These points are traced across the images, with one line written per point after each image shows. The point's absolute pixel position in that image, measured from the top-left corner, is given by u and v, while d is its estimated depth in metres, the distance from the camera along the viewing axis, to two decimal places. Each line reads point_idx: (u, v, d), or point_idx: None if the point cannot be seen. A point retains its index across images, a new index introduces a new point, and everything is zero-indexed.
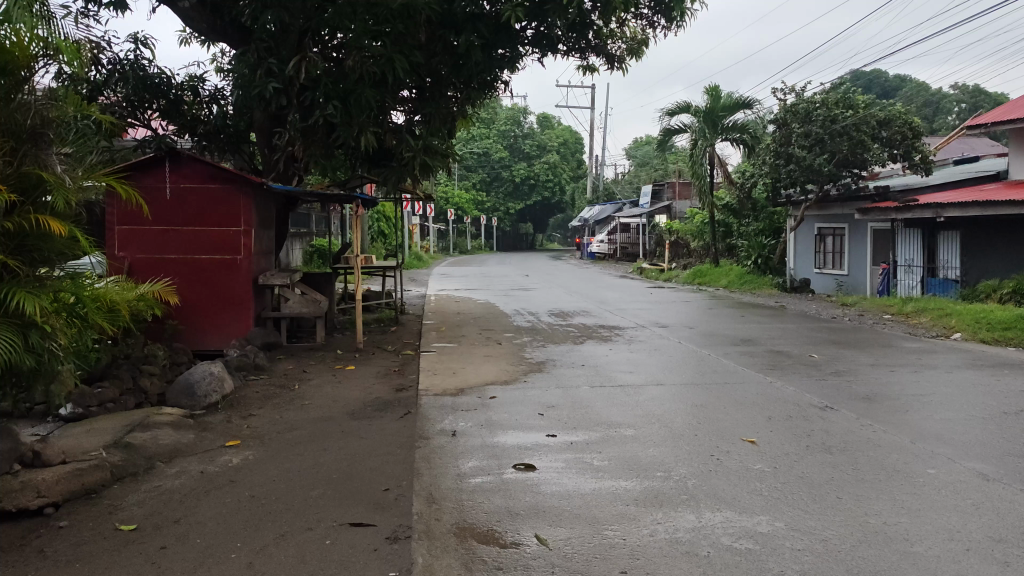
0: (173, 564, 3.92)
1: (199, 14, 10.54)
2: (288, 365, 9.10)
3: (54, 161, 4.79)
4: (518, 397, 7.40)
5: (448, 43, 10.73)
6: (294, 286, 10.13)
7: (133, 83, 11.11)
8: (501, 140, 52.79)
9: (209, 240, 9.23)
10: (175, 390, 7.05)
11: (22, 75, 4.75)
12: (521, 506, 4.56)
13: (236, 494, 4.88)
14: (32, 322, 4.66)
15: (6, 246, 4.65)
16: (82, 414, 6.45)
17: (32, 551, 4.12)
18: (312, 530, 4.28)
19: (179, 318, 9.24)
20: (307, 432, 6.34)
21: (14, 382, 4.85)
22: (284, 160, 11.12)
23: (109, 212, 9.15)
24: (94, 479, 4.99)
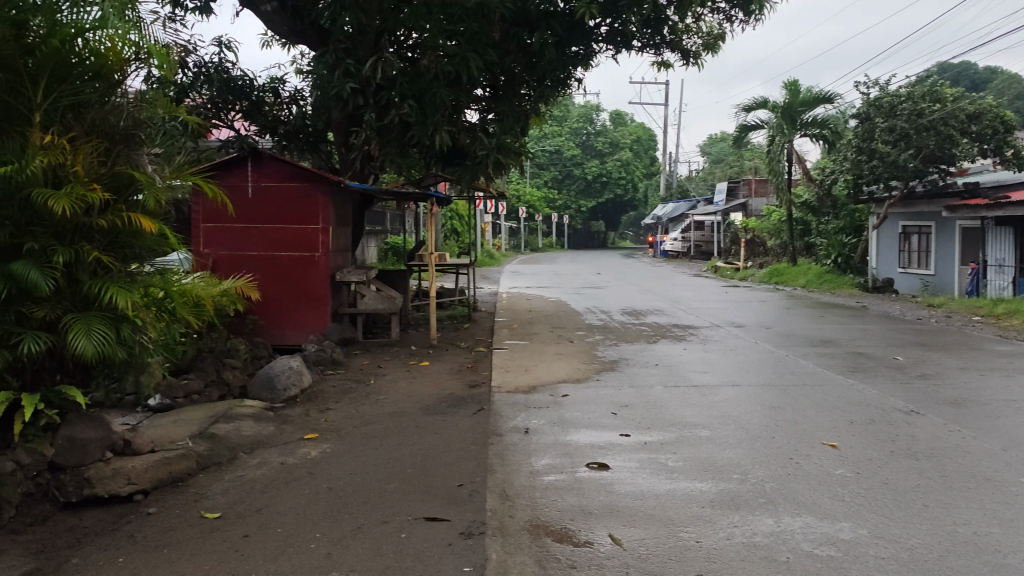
0: (254, 552, 4.03)
1: (280, 17, 10.82)
2: (364, 361, 9.26)
3: (145, 162, 5.00)
4: (591, 396, 7.37)
5: (522, 41, 10.77)
6: (370, 283, 10.30)
7: (218, 85, 11.55)
8: (573, 138, 52.75)
9: (288, 237, 9.46)
10: (256, 383, 7.24)
11: (115, 79, 4.95)
12: (594, 505, 4.53)
13: (314, 486, 5.00)
14: (124, 316, 4.88)
15: (100, 243, 4.86)
16: (169, 405, 6.68)
17: (123, 536, 4.30)
18: (388, 523, 4.34)
19: (259, 313, 9.50)
20: (383, 427, 6.44)
21: (106, 374, 5.07)
22: (361, 159, 11.31)
23: (195, 210, 9.46)
24: (181, 468, 5.18)
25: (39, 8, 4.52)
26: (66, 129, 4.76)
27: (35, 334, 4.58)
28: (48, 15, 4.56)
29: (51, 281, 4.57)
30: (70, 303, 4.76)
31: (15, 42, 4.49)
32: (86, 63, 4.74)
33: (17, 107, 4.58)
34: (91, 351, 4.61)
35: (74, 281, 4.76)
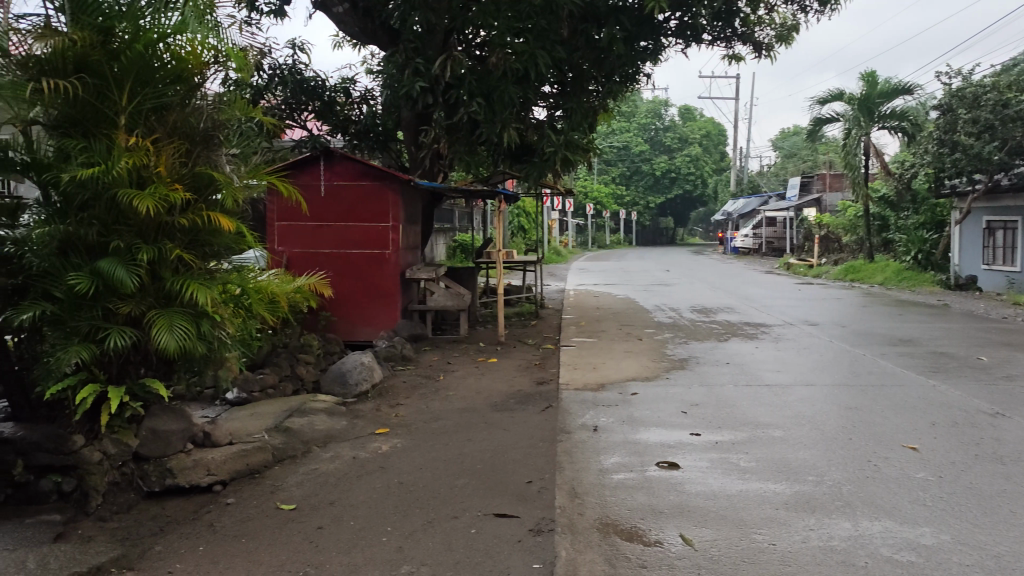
0: (328, 543, 4.12)
1: (352, 18, 10.98)
2: (433, 357, 9.35)
3: (223, 162, 5.14)
4: (660, 394, 7.29)
5: (590, 37, 10.72)
6: (439, 280, 10.38)
7: (292, 86, 11.77)
8: (642, 133, 52.24)
9: (359, 235, 9.61)
10: (329, 378, 7.40)
11: (195, 82, 5.10)
12: (664, 505, 4.49)
13: (386, 480, 5.08)
14: (204, 312, 5.03)
15: (182, 241, 5.03)
16: (245, 398, 6.87)
17: (204, 525, 4.44)
18: (458, 519, 4.38)
19: (331, 309, 9.69)
20: (452, 422, 6.49)
21: (187, 367, 5.24)
22: (430, 157, 11.42)
23: (270, 208, 9.70)
24: (258, 460, 5.33)
25: (125, 15, 4.75)
26: (150, 131, 4.94)
27: (121, 329, 4.80)
28: (132, 21, 4.77)
29: (135, 278, 4.74)
30: (153, 299, 4.92)
31: (101, 48, 4.70)
32: (167, 67, 4.90)
33: (103, 110, 4.77)
34: (173, 346, 4.77)
35: (157, 278, 4.91)
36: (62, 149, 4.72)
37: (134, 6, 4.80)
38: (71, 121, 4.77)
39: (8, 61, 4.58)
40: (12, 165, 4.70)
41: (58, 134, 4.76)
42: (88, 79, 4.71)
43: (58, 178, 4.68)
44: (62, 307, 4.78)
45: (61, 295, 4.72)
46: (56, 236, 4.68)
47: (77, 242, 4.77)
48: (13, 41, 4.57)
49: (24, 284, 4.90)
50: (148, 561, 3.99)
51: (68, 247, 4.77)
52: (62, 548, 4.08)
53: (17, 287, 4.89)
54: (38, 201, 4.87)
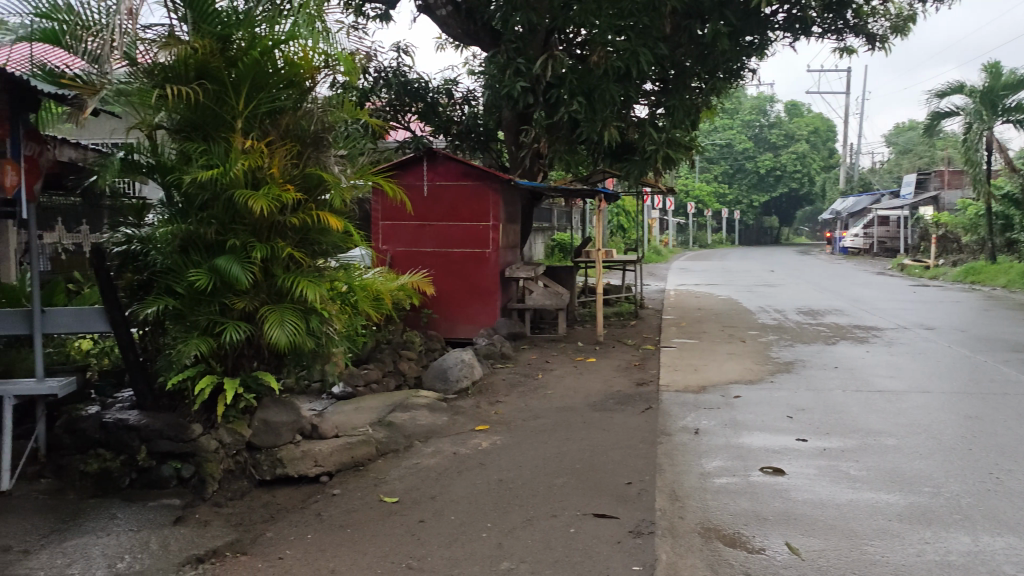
0: (430, 537, 4.20)
1: (455, 20, 11.13)
2: (532, 355, 9.39)
3: (332, 163, 5.28)
4: (765, 398, 7.11)
5: (693, 33, 10.55)
6: (538, 279, 10.41)
7: (396, 88, 12.03)
8: (745, 130, 51.01)
9: (461, 234, 9.74)
10: (430, 374, 7.55)
11: (306, 86, 5.27)
12: (769, 511, 4.38)
13: (486, 476, 5.13)
14: (313, 308, 5.20)
15: (293, 239, 5.22)
16: (351, 393, 7.04)
17: (311, 514, 4.61)
18: (557, 517, 4.39)
19: (433, 307, 9.86)
20: (551, 421, 6.50)
21: (297, 362, 5.43)
22: (530, 158, 11.48)
23: (375, 208, 9.95)
24: (363, 453, 5.49)
25: (242, 23, 5.00)
26: (264, 134, 5.15)
27: (236, 324, 5.01)
28: (249, 30, 5.01)
29: (250, 275, 4.95)
30: (266, 295, 5.13)
31: (220, 56, 4.94)
32: (280, 73, 5.08)
33: (222, 115, 5.00)
34: (284, 340, 4.95)
35: (270, 276, 5.12)
36: (184, 152, 4.99)
37: (250, 14, 5.03)
38: (193, 125, 5.04)
39: (136, 70, 4.94)
40: (140, 167, 5.06)
41: (181, 138, 5.04)
42: (208, 85, 4.93)
43: (181, 179, 4.94)
44: (183, 302, 5.05)
45: (182, 291, 4.99)
46: (179, 235, 4.95)
47: (197, 241, 5.02)
48: (141, 51, 4.91)
49: (148, 281, 5.33)
50: (260, 547, 4.16)
51: (189, 246, 5.03)
52: (181, 531, 4.30)
53: (143, 283, 5.32)
54: (162, 201, 5.23)
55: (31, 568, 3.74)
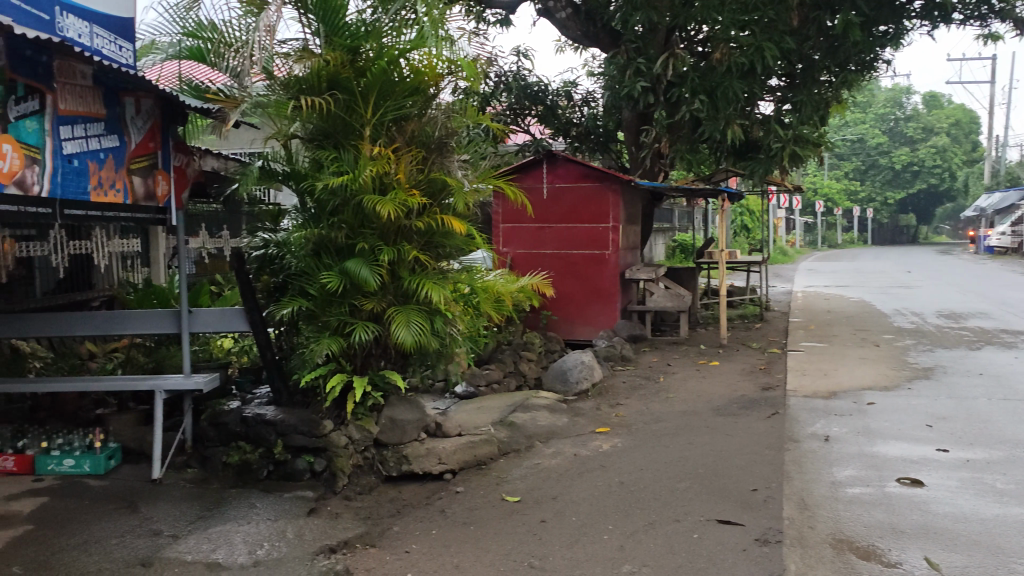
0: (552, 537, 4.23)
1: (574, 23, 11.16)
2: (653, 358, 9.29)
3: (455, 167, 5.39)
4: (901, 405, 6.77)
5: (822, 24, 10.13)
6: (659, 280, 10.29)
7: (516, 92, 12.15)
8: (879, 124, 48.67)
9: (581, 236, 9.75)
10: (551, 375, 7.61)
11: (430, 93, 5.41)
12: (906, 524, 4.17)
13: (607, 479, 5.12)
14: (437, 309, 5.33)
15: (418, 242, 5.37)
16: (473, 392, 7.17)
17: (436, 511, 4.73)
18: (680, 522, 4.33)
19: (552, 309, 9.93)
20: (674, 425, 6.41)
21: (421, 362, 5.60)
22: (652, 157, 11.26)
23: (496, 211, 10.10)
24: (485, 452, 5.58)
25: (370, 35, 5.19)
26: (391, 141, 5.30)
27: (365, 324, 5.20)
28: (376, 41, 5.20)
29: (378, 277, 5.12)
30: (393, 297, 5.30)
31: (350, 66, 5.14)
32: (406, 80, 5.23)
33: (351, 123, 5.20)
34: (410, 341, 5.09)
35: (397, 277, 5.28)
36: (317, 160, 5.23)
37: (378, 26, 5.22)
38: (325, 134, 5.27)
39: (273, 82, 5.20)
40: (276, 175, 5.34)
41: (314, 146, 5.28)
42: (339, 95, 5.15)
43: (313, 186, 5.17)
44: (316, 303, 5.29)
45: (315, 292, 5.22)
46: (312, 239, 5.19)
47: (328, 245, 5.26)
48: (278, 65, 5.18)
49: (284, 283, 5.62)
50: (388, 540, 4.31)
51: (321, 249, 5.27)
52: (315, 522, 4.50)
53: (279, 285, 5.62)
54: (296, 206, 5.51)
55: (180, 552, 4.00)
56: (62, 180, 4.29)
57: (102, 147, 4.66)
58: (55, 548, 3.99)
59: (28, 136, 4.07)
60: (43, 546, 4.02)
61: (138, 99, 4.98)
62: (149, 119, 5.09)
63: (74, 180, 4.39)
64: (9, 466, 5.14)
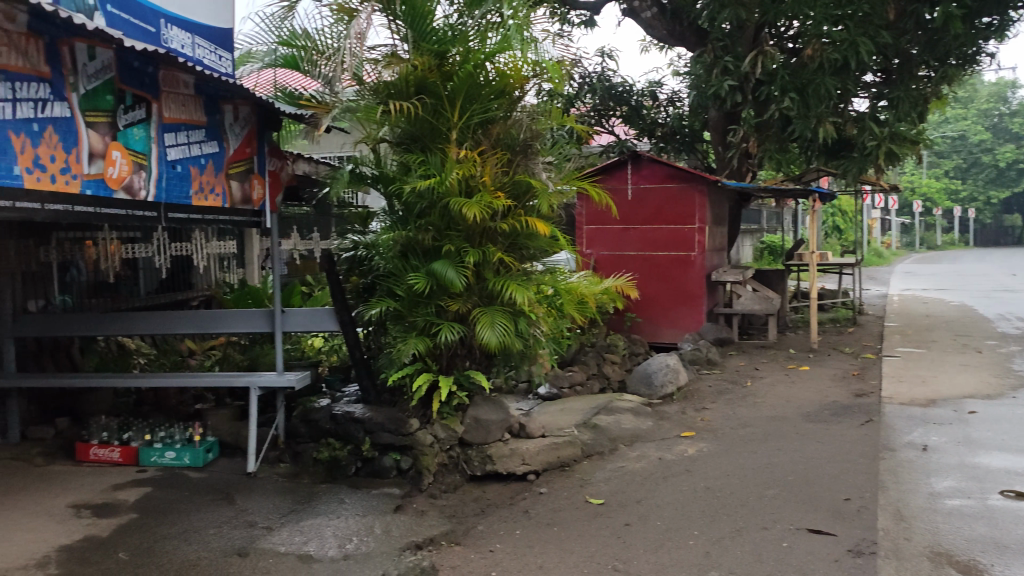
0: (636, 540, 4.20)
1: (660, 22, 11.04)
2: (740, 362, 9.11)
3: (540, 170, 5.41)
4: (1005, 415, 6.45)
5: (920, 18, 9.75)
6: (747, 282, 10.08)
7: (600, 92, 12.09)
8: (982, 120, 46.49)
9: (666, 237, 9.64)
10: (635, 378, 7.55)
11: (515, 96, 5.44)
12: (1011, 539, 3.98)
13: (692, 483, 5.05)
14: (521, 310, 5.36)
15: (503, 244, 5.42)
16: (557, 394, 7.18)
17: (520, 511, 4.77)
18: (768, 530, 4.24)
19: (637, 310, 9.85)
20: (762, 431, 6.28)
21: (505, 363, 5.65)
22: (739, 158, 10.94)
23: (580, 213, 10.09)
24: (568, 454, 5.58)
25: (457, 39, 5.26)
26: (477, 144, 5.36)
27: (451, 325, 5.27)
28: (463, 45, 5.26)
29: (463, 279, 5.18)
30: (478, 298, 5.36)
31: (437, 70, 5.22)
32: (491, 83, 5.28)
33: (438, 127, 5.29)
34: (495, 342, 5.13)
35: (482, 279, 5.34)
36: (405, 163, 5.33)
37: (464, 31, 5.28)
38: (413, 138, 5.37)
39: (363, 88, 5.33)
40: (365, 179, 5.47)
41: (402, 150, 5.40)
42: (427, 99, 5.24)
43: (401, 189, 5.28)
44: (403, 304, 5.39)
45: (402, 293, 5.33)
46: (400, 241, 5.30)
47: (416, 247, 5.36)
48: (367, 71, 5.27)
49: (372, 284, 5.76)
50: (472, 539, 4.37)
51: (408, 251, 5.37)
52: (402, 518, 4.59)
53: (367, 286, 5.76)
54: (384, 209, 5.64)
55: (274, 543, 4.14)
56: (166, 185, 4.49)
57: (203, 153, 4.85)
58: (158, 536, 4.18)
59: (136, 143, 4.27)
60: (147, 533, 4.22)
61: (235, 106, 5.18)
62: (246, 126, 5.29)
63: (177, 185, 4.60)
64: (116, 456, 5.42)
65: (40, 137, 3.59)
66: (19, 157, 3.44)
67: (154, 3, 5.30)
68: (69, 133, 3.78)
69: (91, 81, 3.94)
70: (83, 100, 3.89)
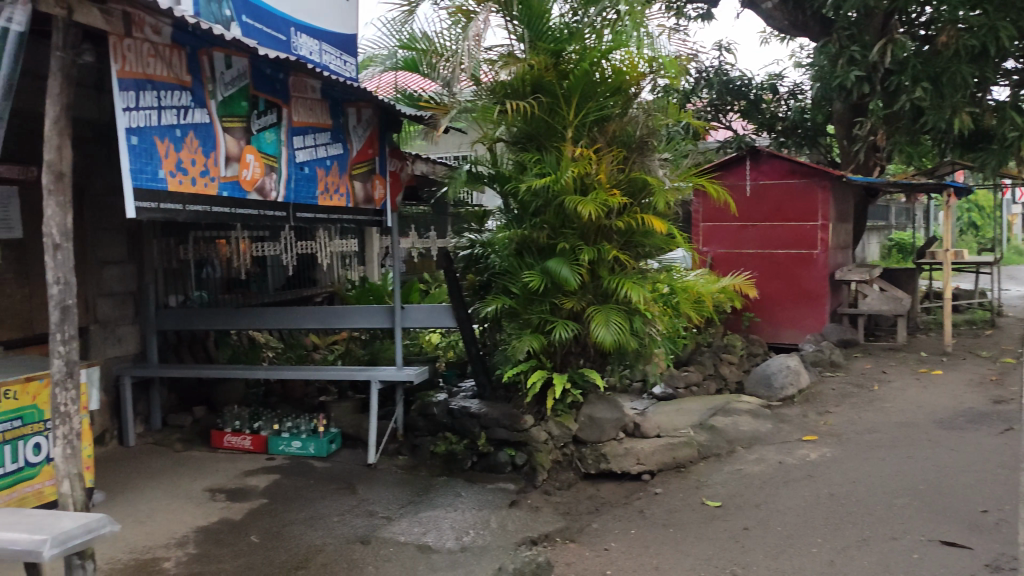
0: (755, 545, 4.10)
1: (781, 12, 10.69)
2: (866, 364, 8.73)
3: (656, 166, 5.34)
4: None
5: None
6: (873, 282, 9.66)
7: (717, 87, 11.81)
8: None
9: (787, 235, 9.34)
10: (754, 379, 7.37)
11: (631, 93, 5.39)
12: None
13: (815, 489, 4.88)
14: (637, 309, 5.32)
15: (618, 241, 5.39)
16: (672, 394, 7.08)
17: (635, 510, 4.74)
18: (897, 540, 4.05)
19: (755, 310, 9.60)
20: (889, 437, 6.00)
21: (619, 361, 5.62)
22: (865, 151, 10.60)
23: (697, 210, 9.93)
24: (684, 455, 5.51)
25: (573, 37, 5.26)
26: (593, 142, 5.35)
27: (565, 322, 5.28)
28: (580, 43, 5.25)
29: (578, 277, 5.18)
30: (593, 296, 5.36)
31: (553, 69, 5.23)
32: (608, 81, 5.24)
33: (554, 125, 5.31)
34: (610, 340, 5.10)
35: (597, 277, 5.33)
36: (521, 162, 5.39)
37: (580, 29, 5.27)
38: (529, 137, 5.42)
39: (480, 88, 5.41)
40: (482, 178, 5.57)
41: (518, 149, 5.45)
42: (543, 98, 5.27)
43: (517, 188, 5.33)
44: (518, 301, 5.45)
45: (517, 291, 5.39)
46: (515, 239, 5.36)
47: (531, 245, 5.41)
48: (484, 71, 5.35)
49: (488, 282, 5.85)
50: (588, 537, 4.37)
51: (523, 249, 5.43)
52: (517, 514, 4.64)
53: (484, 283, 5.86)
54: (500, 208, 5.71)
55: (394, 533, 4.27)
56: (295, 186, 4.70)
57: (328, 155, 5.05)
58: (286, 521, 4.38)
59: (268, 146, 4.48)
60: (276, 518, 4.44)
61: (359, 109, 5.36)
62: (369, 128, 5.48)
63: (304, 186, 4.80)
64: (247, 443, 5.70)
65: (182, 142, 3.82)
66: (164, 161, 3.67)
67: (285, 11, 5.53)
68: (208, 138, 4.01)
69: (228, 88, 4.16)
70: (221, 106, 4.11)
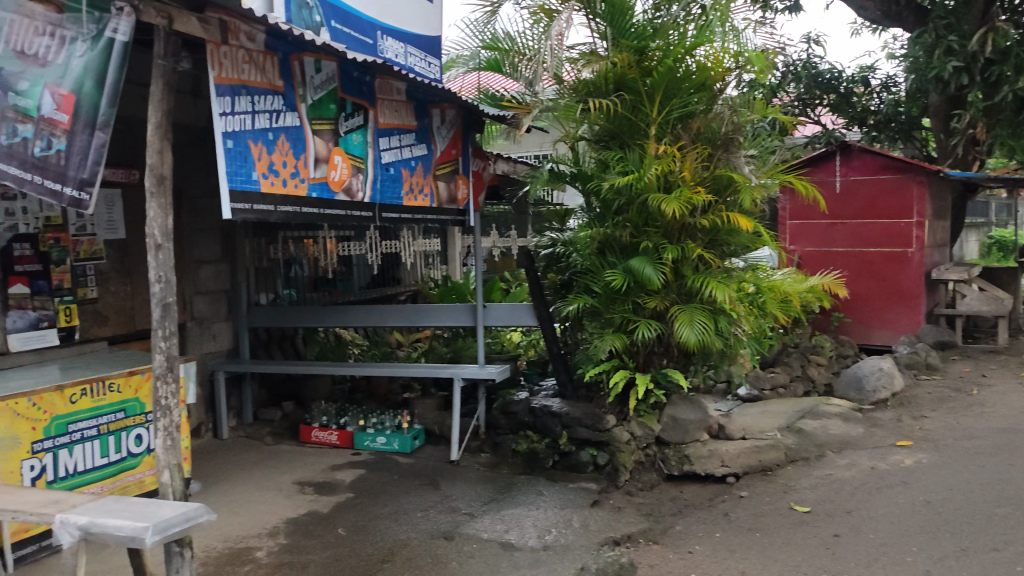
0: (847, 553, 3.98)
1: (873, 2, 10.32)
2: (965, 367, 8.35)
3: (742, 163, 5.23)
4: None
5: None
6: (973, 281, 9.27)
7: (806, 81, 11.47)
8: None
9: (879, 232, 9.03)
10: (844, 382, 7.16)
11: (717, 88, 5.29)
12: None
13: (910, 496, 4.70)
14: (721, 308, 5.23)
15: (703, 240, 5.30)
16: (757, 395, 6.93)
17: (720, 513, 4.65)
18: (1000, 552, 3.87)
19: (845, 310, 9.31)
20: (990, 443, 5.73)
21: (704, 361, 5.54)
22: (964, 145, 10.15)
23: (784, 208, 9.70)
24: (771, 458, 5.39)
25: (657, 33, 5.20)
26: (677, 139, 5.28)
27: (648, 322, 5.22)
28: (664, 39, 5.19)
29: (661, 276, 5.12)
30: (677, 295, 5.28)
31: (636, 67, 5.18)
32: (693, 77, 5.16)
33: (638, 123, 5.26)
34: (694, 340, 5.03)
35: (681, 276, 5.25)
36: (604, 161, 5.37)
37: (664, 25, 5.21)
38: (612, 135, 5.39)
39: (563, 87, 5.40)
40: (563, 176, 5.58)
41: (600, 147, 5.44)
42: (626, 96, 5.23)
43: (600, 186, 5.31)
44: (601, 300, 5.42)
45: (599, 289, 5.36)
46: (598, 238, 5.34)
47: (613, 244, 5.38)
48: (567, 70, 5.35)
49: (569, 280, 5.84)
50: (671, 539, 4.32)
51: (605, 248, 5.40)
52: (599, 514, 4.62)
53: (565, 282, 5.85)
54: (583, 206, 5.70)
55: (477, 530, 4.30)
56: (380, 186, 4.80)
57: (413, 156, 5.13)
58: (371, 516, 4.47)
59: (356, 147, 4.58)
60: (362, 512, 4.53)
61: (442, 109, 5.44)
62: (452, 128, 5.55)
63: (390, 186, 4.90)
64: (333, 439, 5.84)
65: (274, 145, 3.93)
66: (257, 164, 3.79)
67: (373, 16, 5.66)
68: (298, 141, 4.13)
69: (317, 92, 4.26)
70: (311, 109, 4.22)
